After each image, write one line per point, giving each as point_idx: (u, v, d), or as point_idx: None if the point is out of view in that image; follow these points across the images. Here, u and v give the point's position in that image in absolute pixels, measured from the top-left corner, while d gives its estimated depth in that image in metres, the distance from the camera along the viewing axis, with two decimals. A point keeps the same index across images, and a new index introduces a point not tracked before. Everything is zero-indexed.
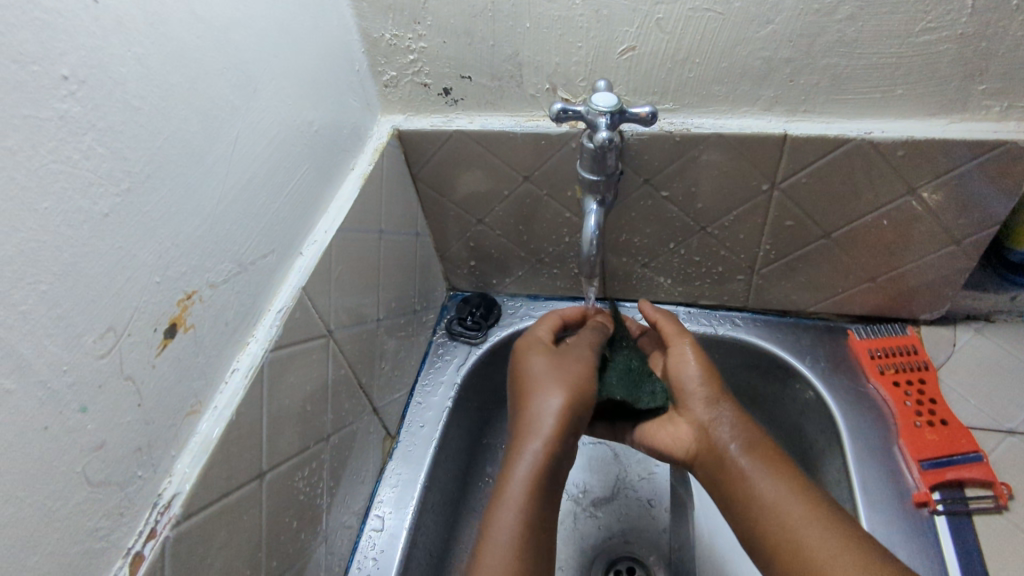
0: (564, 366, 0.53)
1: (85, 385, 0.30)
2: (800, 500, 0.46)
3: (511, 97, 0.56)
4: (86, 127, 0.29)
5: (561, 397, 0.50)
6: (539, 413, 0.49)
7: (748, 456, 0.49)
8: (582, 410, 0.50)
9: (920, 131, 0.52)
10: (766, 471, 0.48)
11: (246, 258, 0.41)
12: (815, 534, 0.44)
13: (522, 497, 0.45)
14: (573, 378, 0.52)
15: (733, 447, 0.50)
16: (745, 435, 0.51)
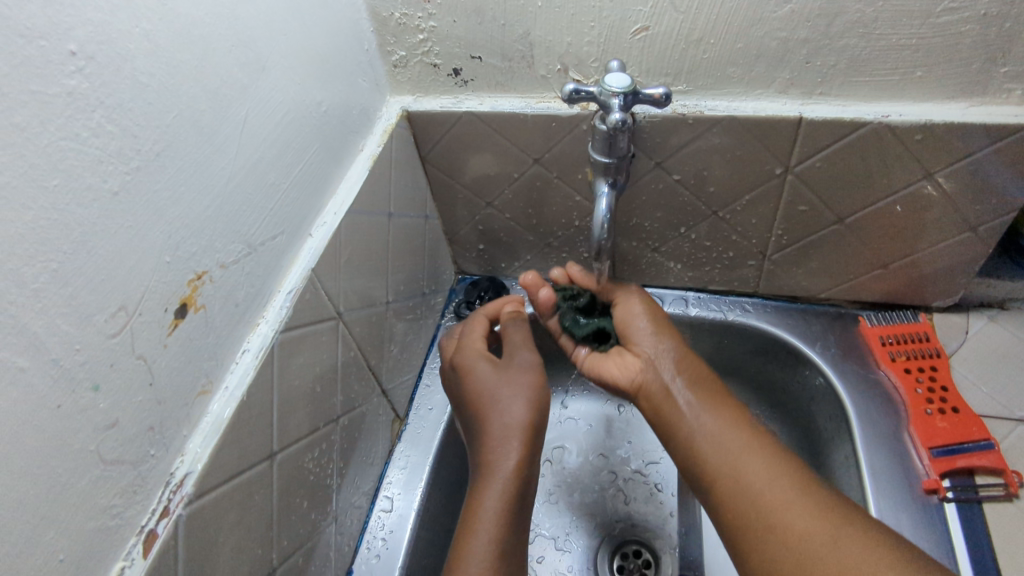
0: (510, 379, 0.54)
1: (97, 364, 0.30)
2: (744, 436, 0.47)
3: (521, 78, 0.56)
4: (95, 104, 0.29)
5: (518, 408, 0.52)
6: (501, 426, 0.51)
7: (690, 390, 0.51)
8: (541, 415, 0.53)
9: (938, 114, 0.51)
10: (705, 406, 0.49)
11: (256, 239, 0.41)
12: (776, 481, 0.43)
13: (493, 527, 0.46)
14: (529, 386, 0.54)
15: (676, 382, 0.51)
16: (688, 373, 0.52)
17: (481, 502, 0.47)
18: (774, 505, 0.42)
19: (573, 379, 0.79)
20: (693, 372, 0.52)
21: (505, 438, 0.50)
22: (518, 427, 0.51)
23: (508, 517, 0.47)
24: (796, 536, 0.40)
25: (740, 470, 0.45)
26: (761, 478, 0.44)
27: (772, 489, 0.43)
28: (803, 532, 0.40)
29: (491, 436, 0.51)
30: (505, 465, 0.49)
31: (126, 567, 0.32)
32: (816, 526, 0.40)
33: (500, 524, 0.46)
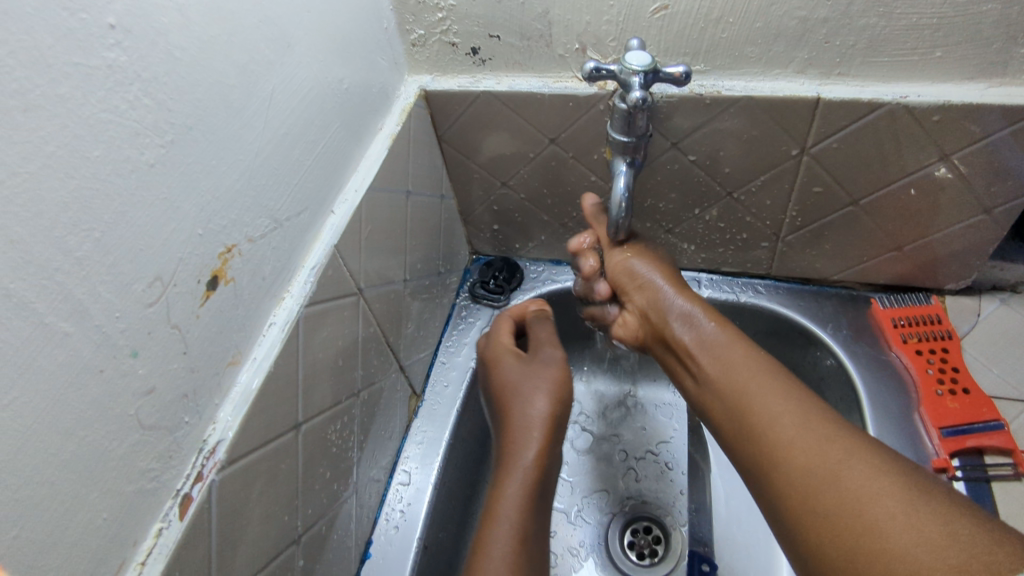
0: (536, 373, 0.56)
1: (136, 331, 0.31)
2: (740, 370, 0.47)
3: (539, 57, 0.56)
4: (133, 77, 0.29)
5: (543, 401, 0.54)
6: (526, 418, 0.53)
7: (685, 330, 0.53)
8: (564, 408, 0.55)
9: (957, 95, 0.51)
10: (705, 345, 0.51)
11: (282, 215, 0.42)
12: (785, 414, 0.43)
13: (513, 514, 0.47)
14: (553, 380, 0.55)
15: (676, 326, 0.54)
16: (689, 312, 0.54)
17: (503, 491, 0.48)
18: (782, 438, 0.42)
19: (586, 359, 0.79)
20: (687, 309, 0.54)
21: (529, 430, 0.52)
22: (541, 417, 0.53)
23: (529, 504, 0.48)
24: (802, 467, 0.39)
25: (752, 408, 0.45)
26: (772, 412, 0.43)
27: (782, 422, 0.42)
28: (808, 461, 0.39)
29: (516, 428, 0.53)
30: (528, 455, 0.50)
31: (164, 528, 0.33)
32: (821, 455, 0.39)
33: (521, 509, 0.47)
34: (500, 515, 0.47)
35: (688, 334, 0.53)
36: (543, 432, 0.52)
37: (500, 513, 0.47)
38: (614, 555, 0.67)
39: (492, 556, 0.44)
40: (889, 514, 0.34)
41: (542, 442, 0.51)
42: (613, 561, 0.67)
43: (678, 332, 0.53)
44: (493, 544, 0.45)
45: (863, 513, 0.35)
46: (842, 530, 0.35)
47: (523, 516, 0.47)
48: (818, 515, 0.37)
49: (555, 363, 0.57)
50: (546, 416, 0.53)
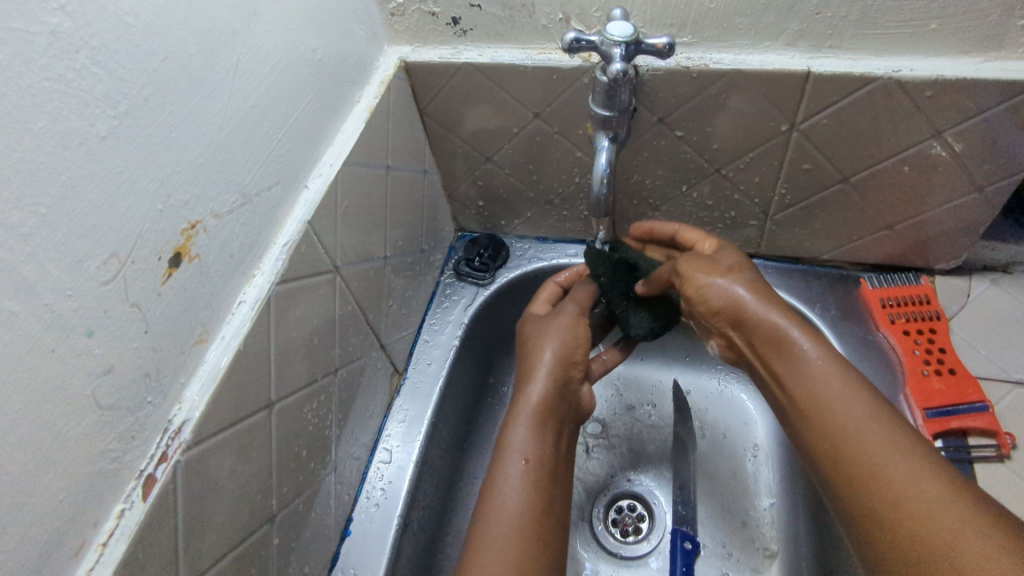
0: (550, 327, 0.56)
1: (92, 310, 0.30)
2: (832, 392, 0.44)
3: (522, 28, 0.54)
4: (79, 44, 0.28)
5: (554, 343, 0.54)
6: (535, 363, 0.53)
7: (778, 358, 0.48)
8: (570, 351, 0.54)
9: (951, 70, 0.49)
10: (809, 379, 0.46)
11: (251, 190, 0.41)
12: (868, 423, 0.42)
13: (529, 457, 0.48)
14: (568, 327, 0.55)
15: (776, 363, 0.48)
16: (785, 342, 0.47)
17: (509, 440, 0.49)
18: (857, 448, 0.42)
19: None
20: (777, 335, 0.48)
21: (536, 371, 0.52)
22: (551, 363, 0.52)
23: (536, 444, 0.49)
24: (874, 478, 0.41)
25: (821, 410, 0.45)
26: (841, 411, 0.44)
27: (858, 426, 0.43)
28: (884, 475, 0.40)
29: (525, 372, 0.53)
30: (538, 389, 0.51)
31: (126, 509, 0.33)
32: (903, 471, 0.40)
33: (531, 448, 0.48)
34: (514, 451, 0.48)
35: (782, 362, 0.48)
36: (551, 368, 0.52)
37: (514, 445, 0.48)
38: (600, 533, 0.68)
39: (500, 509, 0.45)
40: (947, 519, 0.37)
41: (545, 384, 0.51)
42: (596, 539, 0.68)
43: (776, 364, 0.48)
44: (506, 479, 0.46)
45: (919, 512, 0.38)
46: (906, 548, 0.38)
47: (536, 444, 0.49)
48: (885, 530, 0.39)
49: (567, 314, 0.56)
50: (554, 358, 0.53)
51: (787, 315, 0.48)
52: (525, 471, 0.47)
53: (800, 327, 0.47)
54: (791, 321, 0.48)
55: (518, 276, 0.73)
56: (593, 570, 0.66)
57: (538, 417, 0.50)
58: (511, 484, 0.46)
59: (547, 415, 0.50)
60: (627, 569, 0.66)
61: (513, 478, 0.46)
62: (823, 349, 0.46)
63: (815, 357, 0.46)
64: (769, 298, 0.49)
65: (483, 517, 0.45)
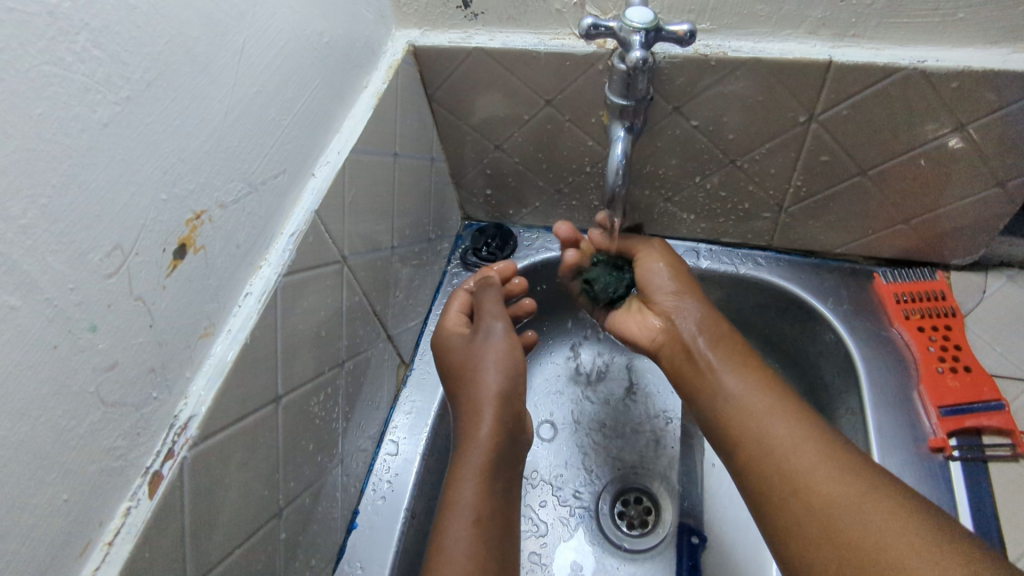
0: (472, 346, 0.56)
1: (94, 304, 0.29)
2: (763, 390, 0.48)
3: (535, 13, 0.52)
4: (79, 26, 0.27)
5: (496, 363, 0.54)
6: (477, 386, 0.53)
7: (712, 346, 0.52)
8: (514, 383, 0.54)
9: (977, 60, 0.48)
10: (729, 364, 0.51)
11: (257, 178, 0.40)
12: (752, 395, 0.48)
13: (472, 500, 0.47)
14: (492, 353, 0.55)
15: (700, 341, 0.53)
16: (712, 329, 0.53)
17: (458, 497, 0.47)
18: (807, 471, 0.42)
19: (565, 331, 0.78)
20: (690, 318, 0.55)
21: (489, 384, 0.53)
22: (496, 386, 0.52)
23: (485, 487, 0.48)
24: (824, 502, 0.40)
25: (761, 429, 0.46)
26: (737, 392, 0.49)
27: (751, 403, 0.47)
28: (785, 457, 0.43)
29: (472, 399, 0.53)
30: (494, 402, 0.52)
31: (132, 507, 0.32)
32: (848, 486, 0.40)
33: (480, 495, 0.47)
34: (462, 507, 0.47)
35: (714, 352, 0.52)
36: (494, 407, 0.52)
37: (459, 498, 0.47)
38: (606, 528, 0.67)
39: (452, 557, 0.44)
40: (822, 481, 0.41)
41: (494, 419, 0.51)
42: (603, 532, 0.67)
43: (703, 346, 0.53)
44: (454, 534, 0.45)
45: (801, 481, 0.42)
46: (872, 571, 0.36)
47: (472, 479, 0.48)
48: (845, 560, 0.37)
49: (499, 339, 0.56)
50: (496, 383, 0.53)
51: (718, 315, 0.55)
52: (471, 505, 0.47)
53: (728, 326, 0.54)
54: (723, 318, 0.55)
55: (525, 266, 0.71)
56: (600, 564, 0.65)
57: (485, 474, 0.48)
58: (459, 525, 0.45)
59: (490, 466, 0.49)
60: (634, 563, 0.65)
61: (461, 513, 0.46)
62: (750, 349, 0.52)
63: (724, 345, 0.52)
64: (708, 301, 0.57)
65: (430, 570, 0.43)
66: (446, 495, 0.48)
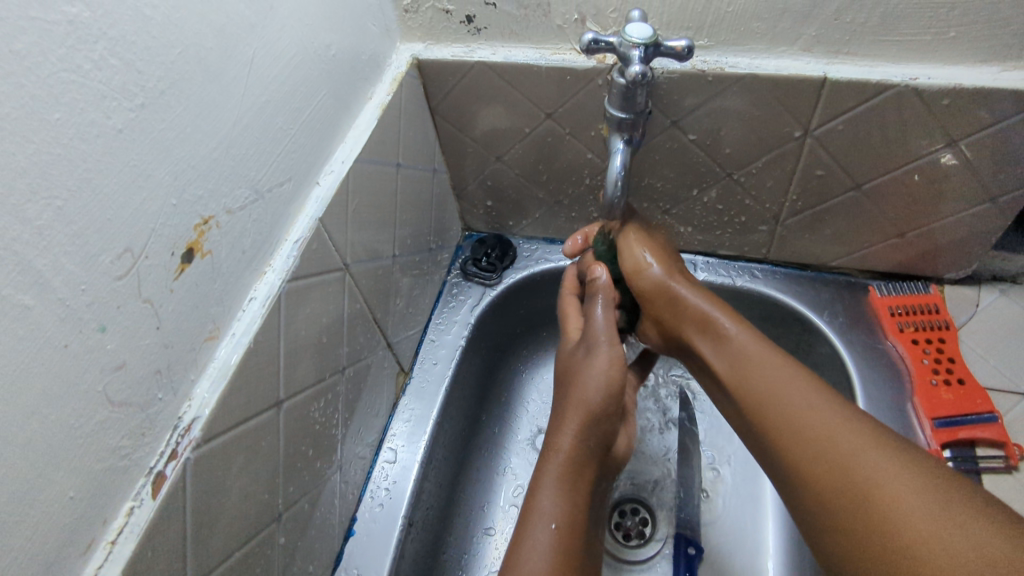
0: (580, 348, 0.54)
1: (103, 305, 0.29)
2: (756, 364, 0.47)
3: (537, 28, 0.54)
4: (97, 35, 0.28)
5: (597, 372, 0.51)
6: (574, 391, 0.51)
7: (704, 333, 0.52)
8: (612, 398, 0.50)
9: (968, 78, 0.49)
10: (723, 349, 0.50)
11: (264, 186, 0.40)
12: (756, 363, 0.47)
13: (552, 509, 0.46)
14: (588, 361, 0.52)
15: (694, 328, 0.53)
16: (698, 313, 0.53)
17: (538, 504, 0.47)
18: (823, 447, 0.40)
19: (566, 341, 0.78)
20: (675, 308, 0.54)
21: (586, 396, 0.50)
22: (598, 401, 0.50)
23: (567, 494, 0.47)
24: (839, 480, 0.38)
25: (776, 399, 0.45)
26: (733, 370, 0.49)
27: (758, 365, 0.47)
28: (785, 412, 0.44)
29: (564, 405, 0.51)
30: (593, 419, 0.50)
31: (135, 507, 0.33)
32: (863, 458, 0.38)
33: (560, 501, 0.47)
34: (536, 512, 0.46)
35: (709, 338, 0.52)
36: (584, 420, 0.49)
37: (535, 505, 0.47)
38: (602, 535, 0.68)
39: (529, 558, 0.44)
40: (817, 434, 0.41)
41: (578, 429, 0.49)
42: None
43: (701, 337, 0.52)
44: (533, 543, 0.44)
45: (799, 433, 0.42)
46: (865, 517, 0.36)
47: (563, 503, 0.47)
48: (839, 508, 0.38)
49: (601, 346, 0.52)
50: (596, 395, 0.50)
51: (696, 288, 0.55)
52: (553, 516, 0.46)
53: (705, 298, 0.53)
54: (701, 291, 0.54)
55: (525, 277, 0.72)
56: None
57: (568, 479, 0.48)
58: (539, 532, 0.45)
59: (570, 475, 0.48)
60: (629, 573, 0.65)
61: (540, 533, 0.45)
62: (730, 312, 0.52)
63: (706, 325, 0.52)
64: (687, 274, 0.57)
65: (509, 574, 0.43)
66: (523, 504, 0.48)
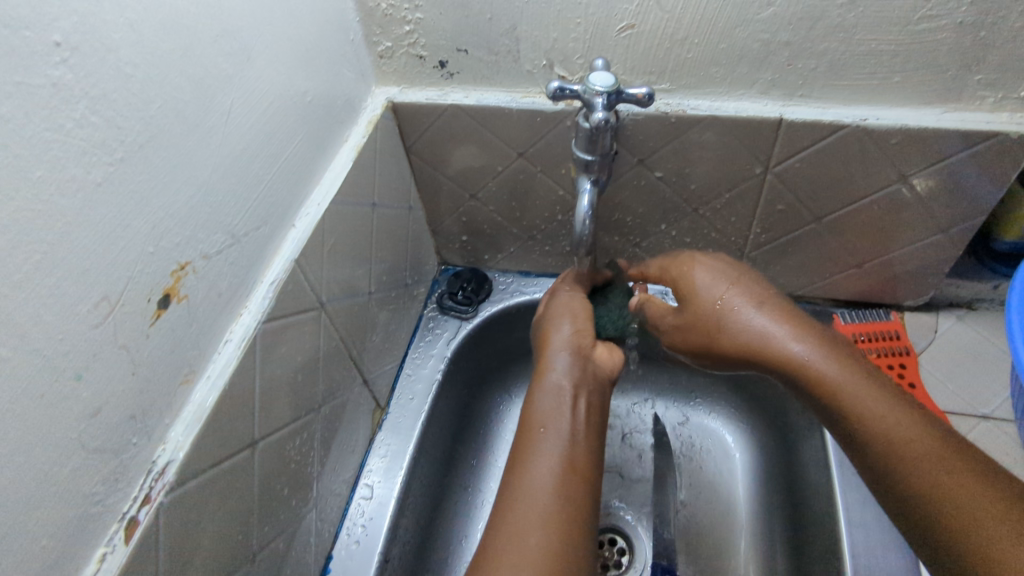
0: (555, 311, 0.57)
1: (79, 353, 0.30)
2: (845, 401, 0.45)
3: (507, 73, 0.56)
4: (79, 95, 0.29)
5: (566, 321, 0.55)
6: (551, 338, 0.54)
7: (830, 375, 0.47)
8: (586, 335, 0.53)
9: (914, 119, 0.52)
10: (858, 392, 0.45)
11: (240, 231, 0.41)
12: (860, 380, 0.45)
13: (550, 429, 0.46)
14: (570, 312, 0.56)
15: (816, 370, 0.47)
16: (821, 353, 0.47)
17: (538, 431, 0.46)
18: (902, 461, 0.42)
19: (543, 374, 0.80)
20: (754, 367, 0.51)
21: (558, 335, 0.53)
22: (570, 336, 0.53)
23: (562, 406, 0.47)
24: (914, 500, 0.41)
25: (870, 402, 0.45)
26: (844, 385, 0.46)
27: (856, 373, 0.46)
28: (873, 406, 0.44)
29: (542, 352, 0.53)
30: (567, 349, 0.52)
31: (108, 553, 0.33)
32: (942, 483, 0.40)
33: (558, 420, 0.46)
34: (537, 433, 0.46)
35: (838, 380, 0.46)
36: (565, 348, 0.52)
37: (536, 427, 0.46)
38: None
39: (531, 476, 0.43)
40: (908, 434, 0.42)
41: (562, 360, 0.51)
42: None
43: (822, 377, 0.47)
44: (536, 462, 0.43)
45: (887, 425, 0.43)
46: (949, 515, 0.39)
47: (559, 418, 0.46)
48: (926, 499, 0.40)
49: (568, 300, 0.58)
50: (569, 331, 0.53)
51: (746, 328, 0.49)
52: (552, 438, 0.45)
53: (767, 345, 0.49)
54: (750, 330, 0.49)
55: (500, 310, 0.73)
56: None
57: (560, 393, 0.48)
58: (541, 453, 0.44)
59: (562, 394, 0.48)
60: None
61: (544, 447, 0.44)
62: (788, 339, 0.48)
63: (785, 374, 0.49)
64: (726, 308, 0.51)
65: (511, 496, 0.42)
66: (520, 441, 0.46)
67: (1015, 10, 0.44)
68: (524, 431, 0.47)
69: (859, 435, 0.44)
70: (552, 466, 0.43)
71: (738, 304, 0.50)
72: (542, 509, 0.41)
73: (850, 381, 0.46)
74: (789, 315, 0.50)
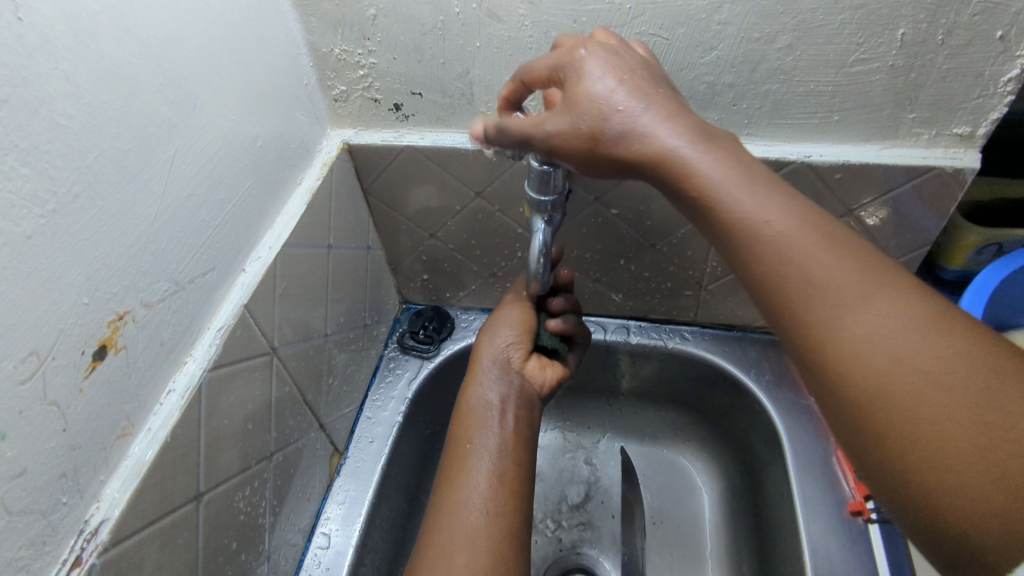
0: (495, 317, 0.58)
1: (6, 413, 0.29)
2: (732, 213, 0.36)
3: (461, 115, 0.57)
4: (9, 147, 0.28)
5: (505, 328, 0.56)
6: (485, 345, 0.55)
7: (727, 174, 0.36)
8: (522, 345, 0.55)
9: (855, 156, 0.54)
10: (766, 203, 0.35)
11: (184, 277, 0.41)
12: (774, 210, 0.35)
13: (481, 446, 0.47)
14: (509, 317, 0.57)
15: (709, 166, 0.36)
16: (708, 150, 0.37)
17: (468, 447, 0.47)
18: (823, 296, 0.33)
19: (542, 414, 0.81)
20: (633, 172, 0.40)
21: (494, 345, 0.55)
22: (503, 347, 0.54)
23: (498, 426, 0.48)
24: (851, 349, 0.32)
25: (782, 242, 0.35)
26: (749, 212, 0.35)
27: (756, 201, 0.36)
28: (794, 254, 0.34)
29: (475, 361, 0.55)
30: (497, 364, 0.53)
31: None
32: (886, 327, 0.31)
33: (492, 437, 0.47)
34: (468, 448, 0.47)
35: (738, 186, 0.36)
36: (496, 363, 0.53)
37: (468, 441, 0.48)
38: None
39: (466, 499, 0.43)
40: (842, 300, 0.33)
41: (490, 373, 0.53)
42: None
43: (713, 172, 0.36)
44: (471, 485, 0.44)
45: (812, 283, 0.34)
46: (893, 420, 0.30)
47: (487, 431, 0.48)
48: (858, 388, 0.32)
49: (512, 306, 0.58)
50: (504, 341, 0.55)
51: (626, 136, 0.38)
52: (489, 460, 0.45)
53: (653, 153, 0.37)
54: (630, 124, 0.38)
55: (463, 348, 0.72)
56: None
57: (491, 409, 0.50)
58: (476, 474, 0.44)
59: (493, 405, 0.50)
60: None
61: (474, 466, 0.45)
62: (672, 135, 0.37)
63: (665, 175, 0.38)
64: (604, 115, 0.38)
65: (441, 527, 0.41)
66: (451, 460, 0.47)
67: (942, 53, 0.46)
68: (456, 449, 0.48)
69: (758, 262, 0.35)
70: (487, 489, 0.44)
71: (620, 104, 0.38)
72: (481, 530, 0.41)
73: (728, 174, 0.36)
74: (676, 110, 0.38)
